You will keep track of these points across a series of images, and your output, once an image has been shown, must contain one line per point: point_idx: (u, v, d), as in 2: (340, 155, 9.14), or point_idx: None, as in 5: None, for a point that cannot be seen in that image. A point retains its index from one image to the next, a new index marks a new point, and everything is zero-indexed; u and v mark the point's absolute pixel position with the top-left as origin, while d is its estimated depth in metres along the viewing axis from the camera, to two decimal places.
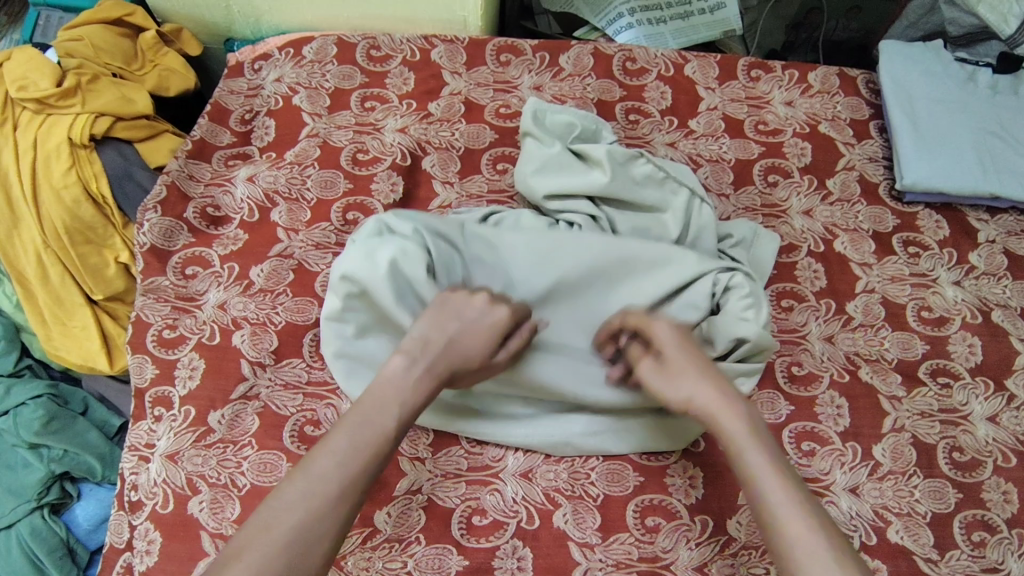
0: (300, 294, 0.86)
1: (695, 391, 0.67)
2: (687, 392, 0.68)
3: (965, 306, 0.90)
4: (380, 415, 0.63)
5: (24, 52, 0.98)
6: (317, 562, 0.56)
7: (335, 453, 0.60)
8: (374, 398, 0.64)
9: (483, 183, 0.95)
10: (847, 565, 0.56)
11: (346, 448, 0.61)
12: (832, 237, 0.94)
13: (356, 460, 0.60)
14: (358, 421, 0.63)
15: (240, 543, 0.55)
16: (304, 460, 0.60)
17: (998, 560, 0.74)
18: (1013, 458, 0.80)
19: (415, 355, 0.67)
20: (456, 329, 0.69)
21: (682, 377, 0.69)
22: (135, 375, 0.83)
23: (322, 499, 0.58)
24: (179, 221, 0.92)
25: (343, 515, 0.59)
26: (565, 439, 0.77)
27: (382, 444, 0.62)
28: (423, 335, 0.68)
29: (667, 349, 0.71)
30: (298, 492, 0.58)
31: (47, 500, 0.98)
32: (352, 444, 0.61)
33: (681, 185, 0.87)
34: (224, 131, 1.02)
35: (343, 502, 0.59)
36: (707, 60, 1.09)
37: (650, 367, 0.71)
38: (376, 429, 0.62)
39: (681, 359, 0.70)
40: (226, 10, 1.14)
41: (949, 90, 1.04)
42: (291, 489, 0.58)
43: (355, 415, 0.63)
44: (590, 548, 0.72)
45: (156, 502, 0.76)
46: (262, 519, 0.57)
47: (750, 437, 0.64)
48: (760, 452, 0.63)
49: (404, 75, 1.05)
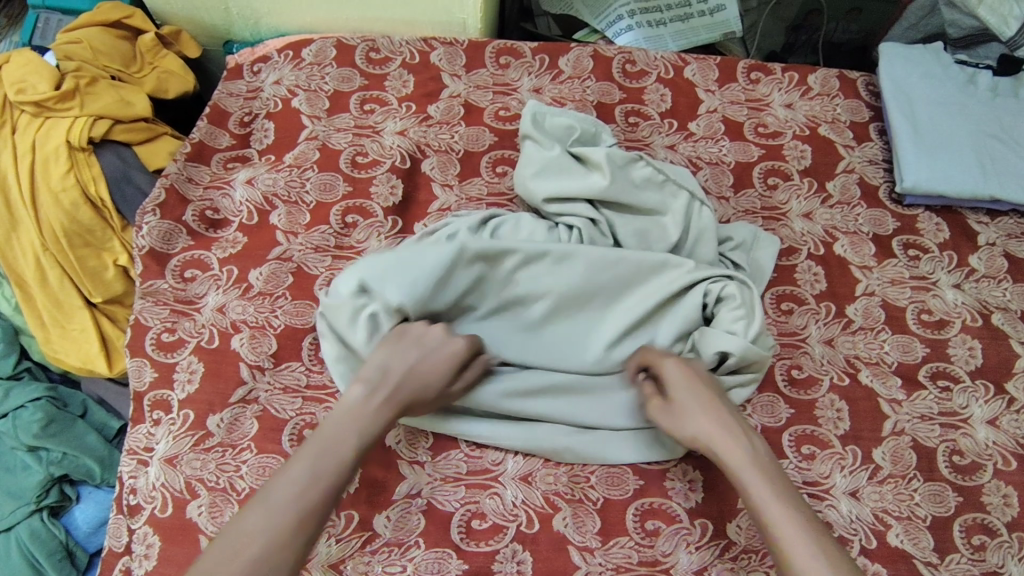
0: (299, 298, 0.86)
1: (699, 429, 0.70)
2: (691, 430, 0.71)
3: (965, 309, 0.90)
4: (339, 444, 0.65)
5: (23, 55, 0.97)
6: None
7: (297, 481, 0.62)
8: (336, 426, 0.66)
9: (483, 185, 0.95)
10: None
11: (308, 478, 0.62)
12: (832, 240, 0.94)
13: (315, 488, 0.62)
14: (320, 450, 0.64)
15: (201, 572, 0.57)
16: (264, 488, 0.62)
17: (997, 564, 0.74)
18: (1013, 461, 0.80)
19: (375, 386, 0.70)
20: (414, 359, 0.72)
21: (689, 413, 0.71)
22: (134, 379, 0.83)
23: (282, 527, 0.59)
24: (178, 224, 0.92)
25: (302, 544, 0.60)
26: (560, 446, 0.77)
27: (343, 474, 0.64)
28: (384, 365, 0.71)
29: (673, 388, 0.74)
30: (260, 521, 0.59)
31: (46, 503, 0.98)
32: (312, 473, 0.63)
33: (680, 188, 0.88)
34: (224, 133, 1.02)
35: (303, 530, 0.60)
36: (707, 62, 1.09)
37: (659, 407, 0.74)
38: (338, 459, 0.64)
39: (687, 396, 0.72)
40: (225, 12, 1.14)
41: (949, 92, 1.04)
42: (252, 516, 0.60)
43: (315, 443, 0.65)
44: (589, 552, 0.72)
45: (155, 506, 0.75)
46: (226, 545, 0.58)
47: (751, 464, 0.67)
48: (760, 477, 0.65)
49: (404, 77, 1.05)
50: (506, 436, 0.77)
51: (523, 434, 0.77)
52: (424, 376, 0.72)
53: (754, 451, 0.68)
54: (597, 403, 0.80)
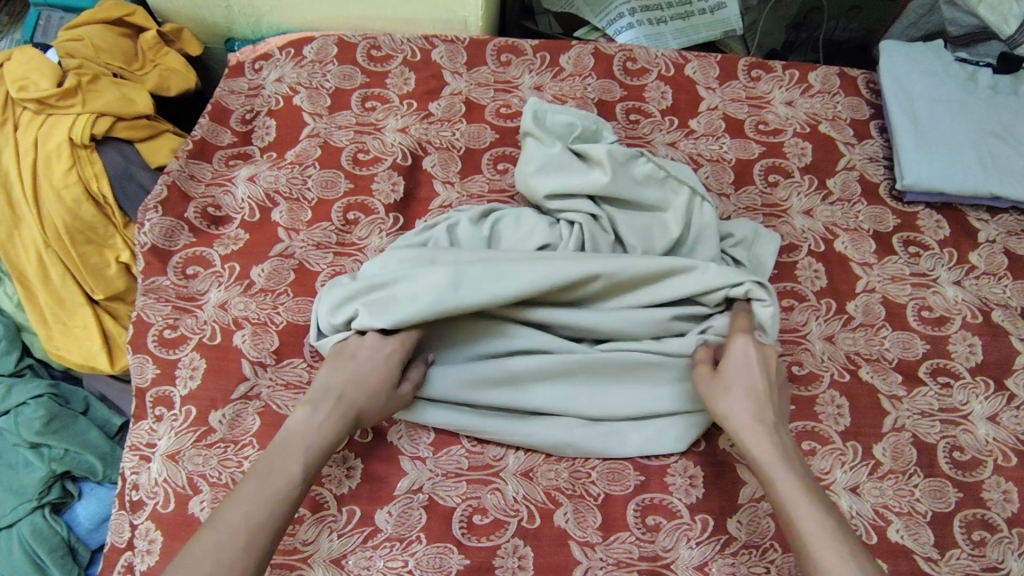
0: (301, 294, 0.86)
1: (733, 409, 0.71)
2: (728, 411, 0.71)
3: (965, 306, 0.90)
4: (287, 462, 0.67)
5: (25, 52, 0.98)
6: None
7: (247, 497, 0.64)
8: (282, 444, 0.68)
9: (484, 183, 0.95)
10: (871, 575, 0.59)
11: (256, 493, 0.64)
12: (832, 237, 0.94)
13: (265, 506, 0.63)
14: (266, 468, 0.66)
15: None
16: (214, 513, 0.63)
17: (998, 559, 0.74)
18: (1013, 457, 0.80)
19: (318, 402, 0.71)
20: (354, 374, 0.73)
21: (731, 393, 0.72)
22: (136, 375, 0.83)
23: (233, 547, 0.60)
24: (180, 221, 0.92)
25: (255, 562, 0.61)
26: (565, 440, 0.77)
27: (292, 487, 0.65)
28: (325, 384, 0.73)
29: (727, 363, 0.74)
30: (208, 544, 0.60)
31: (48, 499, 0.98)
32: (260, 493, 0.64)
33: (681, 184, 0.88)
34: (225, 130, 1.02)
35: (253, 547, 0.61)
36: (707, 60, 1.09)
37: (706, 374, 0.75)
38: (286, 474, 0.66)
39: (733, 375, 0.73)
40: (226, 10, 1.14)
41: (949, 90, 1.04)
42: (203, 540, 0.61)
43: (263, 465, 0.66)
44: (590, 547, 0.72)
45: (156, 501, 0.76)
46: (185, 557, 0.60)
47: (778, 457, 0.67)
48: (787, 471, 0.66)
49: (405, 75, 1.05)
50: (507, 432, 0.77)
51: (524, 430, 0.77)
52: (355, 386, 0.72)
53: (781, 443, 0.69)
54: (601, 395, 0.80)
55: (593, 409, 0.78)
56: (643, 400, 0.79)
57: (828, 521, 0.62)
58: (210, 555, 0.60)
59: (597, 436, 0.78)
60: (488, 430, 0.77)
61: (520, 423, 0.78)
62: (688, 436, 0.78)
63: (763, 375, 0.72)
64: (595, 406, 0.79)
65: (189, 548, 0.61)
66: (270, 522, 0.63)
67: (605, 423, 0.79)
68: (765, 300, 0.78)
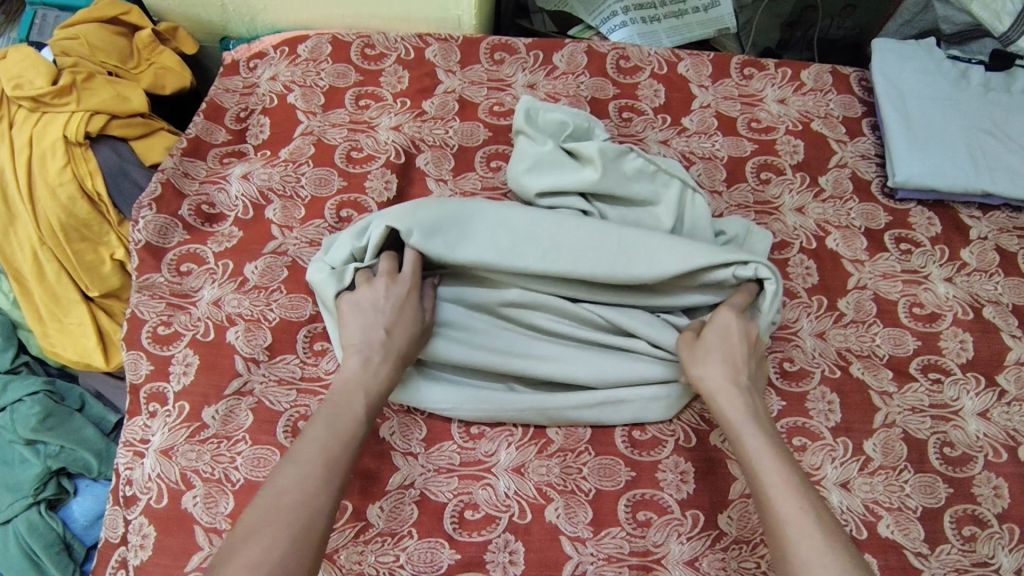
0: (294, 291, 0.87)
1: (709, 372, 0.72)
2: (703, 373, 0.72)
3: (956, 303, 0.90)
4: (348, 404, 0.68)
5: (20, 51, 0.98)
6: (319, 535, 0.58)
7: (312, 445, 0.64)
8: (338, 392, 0.69)
9: (477, 180, 0.96)
10: (839, 543, 0.57)
11: (322, 448, 0.63)
12: (824, 233, 0.95)
13: (335, 443, 0.64)
14: (330, 414, 0.67)
15: (248, 530, 0.57)
16: (286, 453, 0.63)
17: (988, 554, 0.74)
18: (1004, 453, 0.80)
19: (369, 352, 0.72)
20: (385, 319, 0.74)
21: (711, 361, 0.73)
22: (130, 371, 0.83)
23: (311, 479, 0.61)
24: (174, 218, 0.93)
25: (334, 493, 0.61)
26: (559, 409, 0.78)
27: (353, 430, 0.66)
28: (368, 336, 0.73)
29: (706, 333, 0.75)
30: (290, 477, 0.60)
31: (44, 496, 0.99)
32: (328, 434, 0.65)
33: (672, 177, 0.88)
34: (219, 129, 1.03)
35: (333, 473, 0.62)
36: (700, 58, 1.09)
37: (687, 339, 0.77)
38: (349, 418, 0.67)
39: (712, 341, 0.74)
40: (221, 9, 1.14)
41: (941, 87, 1.04)
42: (282, 477, 0.61)
43: (327, 409, 0.67)
44: (581, 542, 0.73)
45: (150, 496, 0.76)
46: (245, 531, 0.57)
47: (750, 423, 0.68)
48: (759, 436, 0.66)
49: (398, 73, 1.06)
50: (499, 409, 0.78)
51: (517, 402, 0.78)
52: (398, 339, 0.73)
53: (754, 413, 0.69)
54: (597, 362, 0.80)
55: (589, 379, 0.79)
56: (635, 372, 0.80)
57: (801, 487, 0.62)
58: (283, 518, 0.57)
59: (591, 407, 0.79)
60: (481, 409, 0.78)
61: (515, 395, 0.79)
62: (677, 406, 0.80)
63: (743, 347, 0.74)
64: (589, 379, 0.79)
65: (247, 518, 0.58)
66: (337, 473, 0.62)
67: (601, 394, 0.79)
68: (769, 277, 0.79)
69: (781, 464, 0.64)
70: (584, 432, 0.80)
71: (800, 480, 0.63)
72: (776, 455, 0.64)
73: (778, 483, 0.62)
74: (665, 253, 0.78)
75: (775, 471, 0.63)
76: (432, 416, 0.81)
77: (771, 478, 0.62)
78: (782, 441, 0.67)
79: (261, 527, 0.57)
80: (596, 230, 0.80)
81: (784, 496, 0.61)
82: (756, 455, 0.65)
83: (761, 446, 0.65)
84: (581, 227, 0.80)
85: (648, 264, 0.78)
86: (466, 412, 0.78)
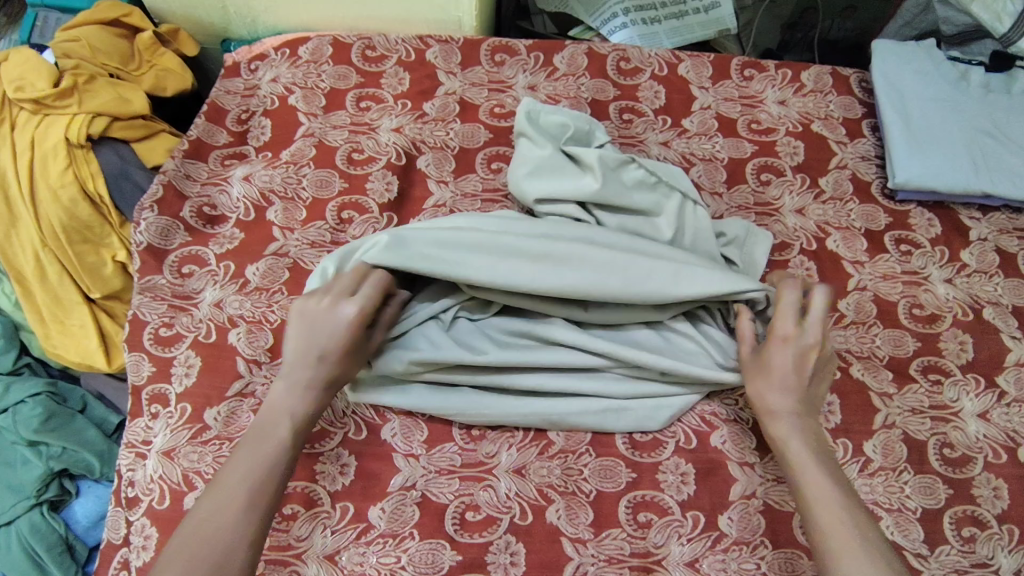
0: (295, 293, 0.87)
1: (770, 401, 0.73)
2: (766, 402, 0.74)
3: (956, 304, 0.90)
4: (274, 428, 0.70)
5: (22, 53, 0.99)
6: (243, 558, 0.62)
7: (234, 476, 0.66)
8: (264, 417, 0.71)
9: (478, 182, 0.96)
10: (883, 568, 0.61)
11: (235, 478, 0.66)
12: (825, 235, 0.95)
13: (259, 468, 0.67)
14: (254, 439, 0.69)
15: (169, 561, 0.61)
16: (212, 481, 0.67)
17: (986, 555, 0.74)
18: (1003, 454, 0.80)
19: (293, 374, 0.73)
20: (321, 340, 0.72)
21: (768, 382, 0.74)
22: (133, 373, 0.84)
23: (234, 508, 0.64)
24: (176, 220, 0.93)
25: (260, 516, 0.65)
26: (560, 417, 0.78)
27: (280, 454, 0.69)
28: (297, 355, 0.73)
29: (774, 357, 0.74)
30: (211, 507, 0.64)
31: (47, 497, 0.99)
32: (252, 458, 0.68)
33: (673, 189, 0.89)
34: (221, 131, 1.03)
35: (258, 499, 0.65)
36: (700, 60, 1.09)
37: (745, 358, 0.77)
38: (274, 441, 0.69)
39: (774, 363, 0.74)
40: (223, 11, 1.15)
41: (941, 89, 1.04)
42: (204, 507, 0.65)
43: (252, 433, 0.70)
44: (582, 544, 0.73)
45: (152, 498, 0.76)
46: (166, 560, 0.62)
47: (811, 458, 0.70)
48: (817, 470, 0.69)
49: (399, 75, 1.06)
50: (502, 412, 0.79)
51: (520, 408, 0.79)
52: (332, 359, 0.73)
53: (818, 445, 0.71)
54: (604, 383, 0.80)
55: (592, 389, 0.79)
56: (638, 384, 0.80)
57: (859, 519, 0.65)
58: (202, 552, 0.61)
59: (594, 414, 0.79)
60: (485, 414, 0.79)
61: (522, 402, 0.79)
62: (677, 412, 0.80)
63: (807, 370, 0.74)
64: (594, 386, 0.79)
65: (169, 551, 0.62)
66: (259, 502, 0.65)
67: (604, 401, 0.79)
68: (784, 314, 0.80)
69: (841, 502, 0.66)
70: (584, 435, 0.80)
71: (853, 508, 0.66)
72: (836, 491, 0.67)
73: (833, 524, 0.64)
74: (678, 281, 0.76)
75: (840, 503, 0.66)
76: (433, 418, 0.81)
77: (825, 507, 0.66)
78: (839, 470, 0.69)
79: (175, 562, 0.61)
80: (607, 254, 0.76)
81: (840, 532, 0.63)
82: (812, 485, 0.68)
83: (819, 481, 0.68)
84: (591, 252, 0.76)
85: (660, 286, 0.76)
86: (471, 415, 0.79)
